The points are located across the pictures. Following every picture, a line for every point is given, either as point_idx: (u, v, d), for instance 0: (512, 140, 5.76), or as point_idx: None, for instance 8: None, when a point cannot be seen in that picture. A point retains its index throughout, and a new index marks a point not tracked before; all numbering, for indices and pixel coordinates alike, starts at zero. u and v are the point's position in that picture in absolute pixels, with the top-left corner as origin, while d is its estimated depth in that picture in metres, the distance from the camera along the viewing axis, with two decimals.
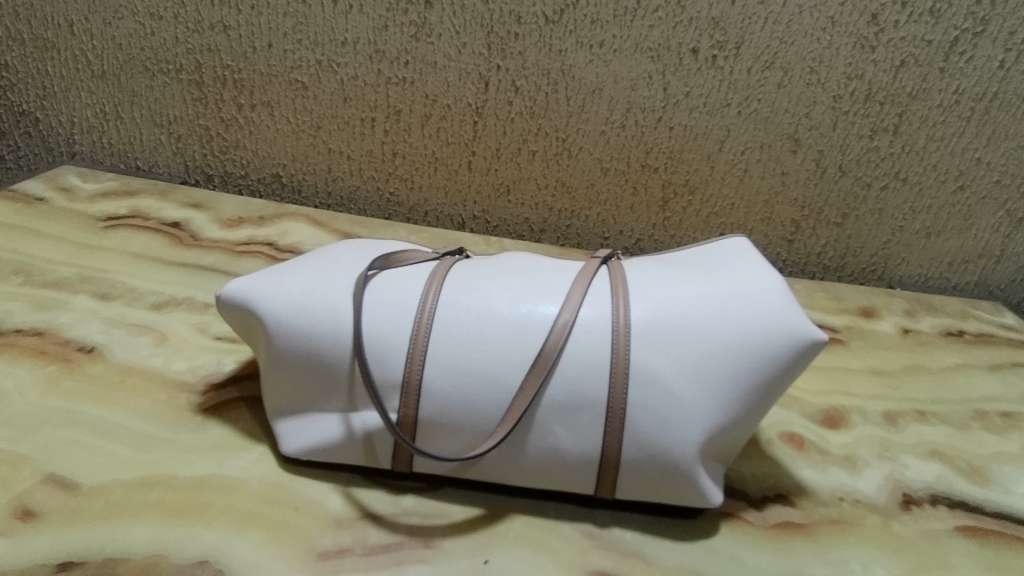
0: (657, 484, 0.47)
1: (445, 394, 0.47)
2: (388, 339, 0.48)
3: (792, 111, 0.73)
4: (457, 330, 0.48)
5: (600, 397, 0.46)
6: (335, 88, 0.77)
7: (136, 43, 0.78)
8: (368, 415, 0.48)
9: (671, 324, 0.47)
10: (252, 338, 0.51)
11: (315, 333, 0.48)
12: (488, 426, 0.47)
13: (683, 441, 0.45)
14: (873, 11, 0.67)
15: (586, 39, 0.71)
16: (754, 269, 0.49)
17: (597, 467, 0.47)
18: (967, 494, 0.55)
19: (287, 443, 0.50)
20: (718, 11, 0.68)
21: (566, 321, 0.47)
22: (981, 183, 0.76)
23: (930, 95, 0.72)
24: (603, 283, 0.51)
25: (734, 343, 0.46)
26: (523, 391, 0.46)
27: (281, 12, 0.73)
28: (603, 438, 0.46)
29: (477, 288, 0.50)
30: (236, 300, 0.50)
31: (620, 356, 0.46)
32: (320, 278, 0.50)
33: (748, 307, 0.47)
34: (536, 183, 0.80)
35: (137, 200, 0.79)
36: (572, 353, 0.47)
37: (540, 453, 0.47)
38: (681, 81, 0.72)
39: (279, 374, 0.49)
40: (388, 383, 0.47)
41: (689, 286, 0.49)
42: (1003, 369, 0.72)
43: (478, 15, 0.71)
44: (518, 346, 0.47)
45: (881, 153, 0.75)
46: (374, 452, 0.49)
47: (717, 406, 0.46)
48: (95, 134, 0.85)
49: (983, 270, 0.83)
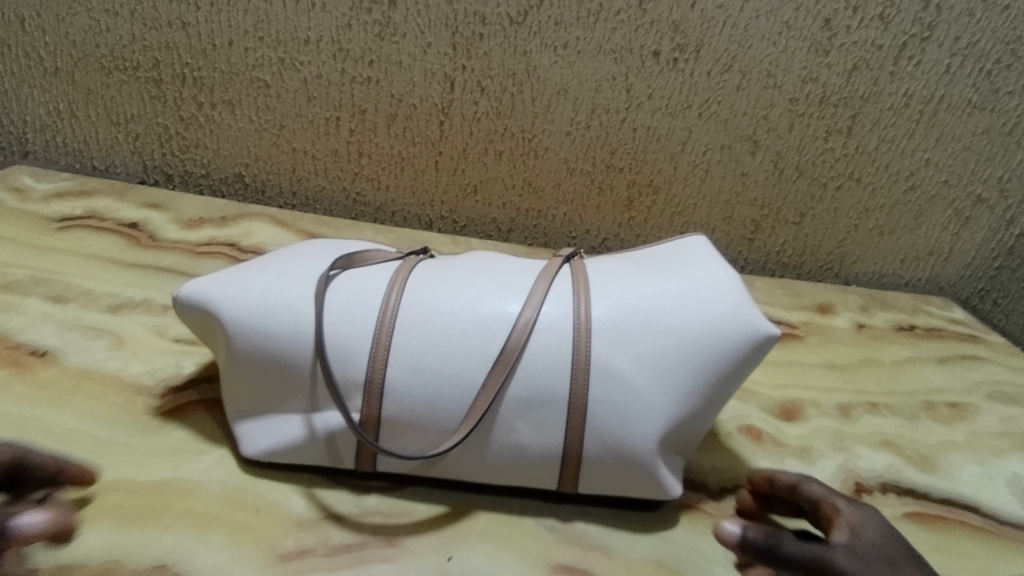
0: (619, 477, 0.48)
1: (409, 392, 0.47)
2: (350, 339, 0.47)
3: (750, 113, 0.75)
4: (420, 329, 0.48)
5: (562, 392, 0.47)
6: (298, 87, 0.76)
7: (91, 40, 0.76)
8: (330, 415, 0.48)
9: (632, 321, 0.48)
10: (211, 339, 0.50)
11: (276, 333, 0.47)
12: (452, 423, 0.47)
13: (643, 435, 0.46)
14: (826, 17, 0.69)
15: (550, 40, 0.71)
16: (710, 267, 0.50)
17: (560, 462, 0.48)
18: (916, 482, 0.57)
19: (248, 444, 0.49)
20: (678, 14, 0.70)
21: (529, 319, 0.47)
22: (930, 183, 0.79)
23: (882, 98, 0.74)
24: (565, 281, 0.51)
25: (692, 338, 0.47)
26: (485, 389, 0.46)
27: (241, 9, 0.72)
28: (565, 433, 0.47)
29: (441, 287, 0.50)
30: (194, 301, 0.49)
31: (582, 353, 0.47)
32: (280, 279, 0.50)
33: (706, 304, 0.48)
34: (502, 183, 0.80)
35: (93, 201, 0.77)
36: (534, 351, 0.47)
37: (504, 450, 0.47)
38: (643, 83, 0.74)
39: (239, 376, 0.48)
40: (350, 382, 0.47)
41: (649, 283, 0.50)
42: (951, 362, 0.75)
43: (443, 15, 0.71)
44: (482, 344, 0.47)
45: (836, 154, 0.77)
46: (337, 452, 0.49)
47: (676, 401, 0.47)
48: (48, 133, 0.83)
49: (933, 267, 0.86)
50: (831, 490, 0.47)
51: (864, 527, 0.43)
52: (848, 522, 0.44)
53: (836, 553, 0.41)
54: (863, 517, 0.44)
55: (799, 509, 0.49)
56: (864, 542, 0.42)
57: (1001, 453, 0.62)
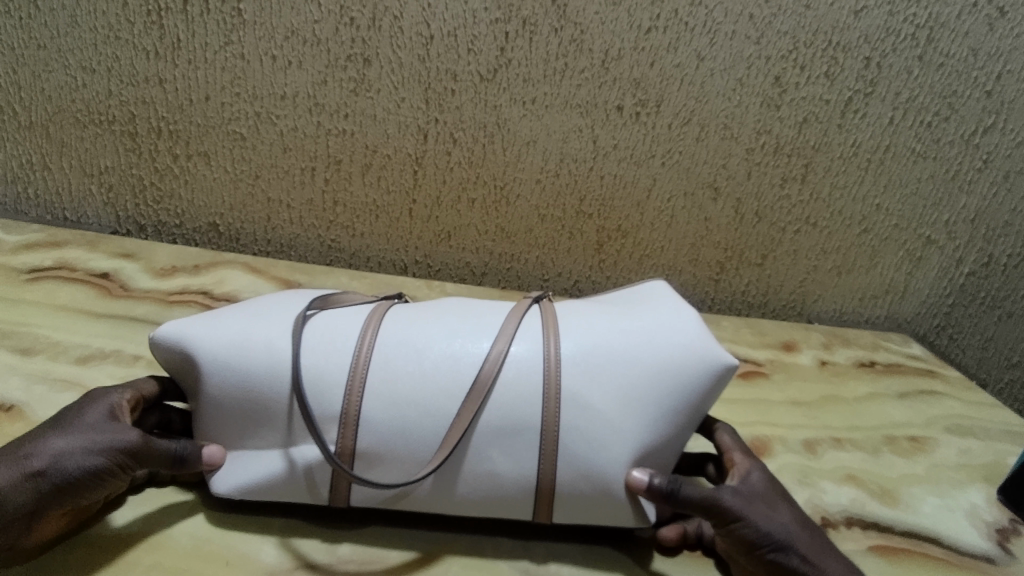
0: (592, 505, 0.48)
1: (384, 424, 0.47)
2: (326, 374, 0.48)
3: (710, 162, 0.79)
4: (394, 364, 0.49)
5: (534, 421, 0.48)
6: (274, 139, 0.78)
7: (67, 96, 0.77)
8: (306, 449, 0.48)
9: (600, 353, 0.50)
10: (182, 380, 0.50)
11: (252, 368, 0.48)
12: (427, 454, 0.47)
13: (614, 460, 0.47)
14: (776, 75, 0.74)
15: (519, 96, 0.75)
16: (670, 305, 0.53)
17: (533, 492, 0.48)
18: (879, 515, 0.59)
19: (221, 481, 0.49)
20: (639, 73, 0.74)
21: (500, 353, 0.49)
22: (882, 226, 0.84)
23: (832, 148, 0.78)
24: (535, 320, 0.53)
25: (658, 369, 0.49)
26: (459, 418, 0.47)
27: (218, 67, 0.74)
28: (539, 461, 0.48)
29: (414, 327, 0.51)
30: (168, 341, 0.49)
31: (552, 384, 0.48)
32: (258, 319, 0.51)
33: (669, 336, 0.50)
34: (475, 229, 0.82)
35: (63, 252, 0.77)
36: (505, 383, 0.48)
37: (478, 478, 0.48)
38: (609, 135, 0.77)
39: (214, 413, 0.49)
40: (327, 415, 0.48)
41: (614, 320, 0.52)
42: (910, 397, 0.78)
43: (416, 72, 0.74)
44: (454, 376, 0.48)
45: (792, 200, 0.81)
46: (315, 486, 0.48)
47: (646, 428, 0.48)
48: (20, 185, 0.83)
49: (891, 305, 0.90)
50: (737, 442, 0.54)
51: (750, 474, 0.50)
52: (739, 471, 0.50)
53: (724, 493, 0.47)
54: (751, 467, 0.51)
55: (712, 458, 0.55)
56: (747, 486, 0.49)
57: (960, 485, 0.65)
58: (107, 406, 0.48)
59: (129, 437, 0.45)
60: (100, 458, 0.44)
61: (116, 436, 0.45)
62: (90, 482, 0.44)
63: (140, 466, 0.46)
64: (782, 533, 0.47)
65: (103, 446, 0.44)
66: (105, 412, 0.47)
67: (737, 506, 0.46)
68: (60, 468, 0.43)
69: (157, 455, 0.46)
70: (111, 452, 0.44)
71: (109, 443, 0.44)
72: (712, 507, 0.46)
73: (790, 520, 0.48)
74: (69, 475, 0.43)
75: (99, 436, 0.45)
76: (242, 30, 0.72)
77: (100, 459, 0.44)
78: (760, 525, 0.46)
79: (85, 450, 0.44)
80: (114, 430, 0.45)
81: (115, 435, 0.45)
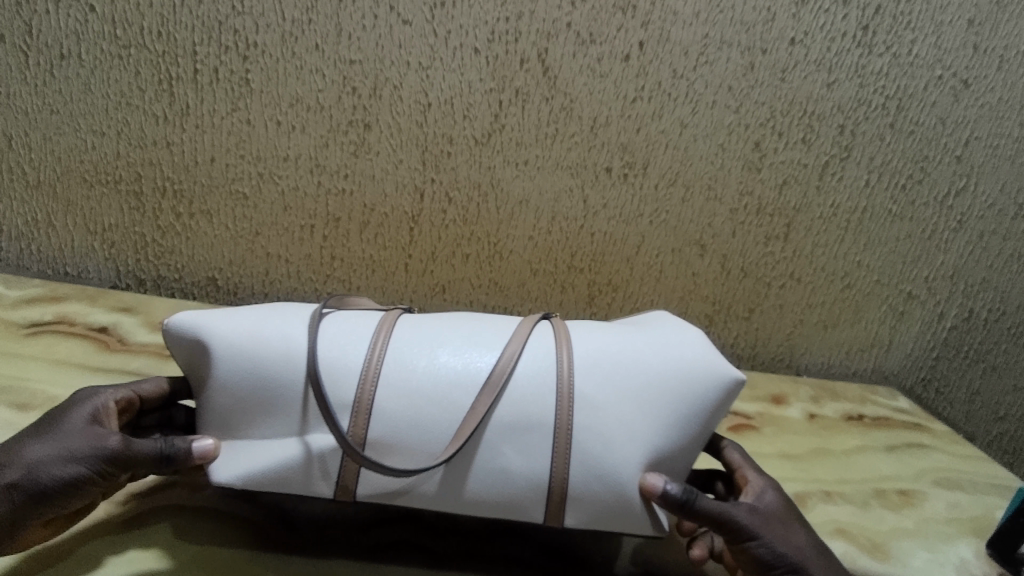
0: (603, 505, 0.50)
1: (395, 414, 0.51)
2: (341, 367, 0.52)
3: (696, 221, 0.82)
4: (406, 360, 0.53)
5: (548, 420, 0.51)
6: (275, 198, 0.80)
7: (76, 157, 0.80)
8: (321, 436, 0.51)
9: (610, 357, 0.54)
10: (193, 372, 0.54)
11: (265, 359, 0.52)
12: (438, 447, 0.50)
13: (626, 459, 0.50)
14: (756, 141, 0.78)
15: (512, 158, 0.78)
16: (681, 325, 0.58)
17: (546, 492, 0.51)
18: (869, 569, 0.59)
19: (224, 468, 0.51)
20: (626, 138, 0.77)
21: (514, 352, 0.53)
22: (864, 282, 0.86)
23: (812, 208, 0.82)
24: (548, 326, 0.57)
25: (669, 374, 0.53)
26: (474, 411, 0.50)
27: (224, 131, 0.77)
28: (551, 460, 0.51)
29: (423, 330, 0.56)
30: (188, 333, 0.53)
31: (565, 383, 0.52)
32: (285, 320, 0.55)
33: (678, 347, 0.55)
34: (469, 283, 0.85)
35: (64, 306, 0.79)
36: (519, 380, 0.52)
37: (492, 478, 0.51)
38: (598, 195, 0.80)
39: (233, 403, 0.52)
40: (341, 403, 0.51)
41: (624, 332, 0.57)
42: (898, 450, 0.79)
43: (414, 136, 0.77)
44: (470, 373, 0.52)
45: (776, 256, 0.84)
46: (325, 476, 0.51)
47: (656, 430, 0.51)
48: (24, 242, 0.85)
49: (877, 358, 0.92)
50: (747, 460, 0.58)
51: (765, 492, 0.54)
52: (754, 489, 0.55)
53: (742, 513, 0.50)
54: (764, 485, 0.55)
55: (725, 476, 0.60)
56: (763, 505, 0.53)
57: (949, 539, 0.66)
58: (88, 411, 0.51)
59: (107, 445, 0.48)
60: (76, 466, 0.48)
61: (90, 444, 0.48)
62: (65, 489, 0.48)
63: (113, 471, 0.49)
64: (797, 553, 0.50)
65: (77, 454, 0.48)
66: (85, 418, 0.50)
67: (751, 524, 0.50)
68: (36, 477, 0.47)
69: (134, 460, 0.49)
70: (83, 461, 0.48)
71: (83, 451, 0.48)
72: (729, 523, 0.49)
73: (806, 542, 0.52)
74: (50, 484, 0.47)
75: (74, 444, 0.48)
76: (249, 97, 0.76)
77: (78, 467, 0.48)
78: (776, 545, 0.50)
79: (59, 458, 0.47)
80: (87, 438, 0.49)
81: (88, 444, 0.48)
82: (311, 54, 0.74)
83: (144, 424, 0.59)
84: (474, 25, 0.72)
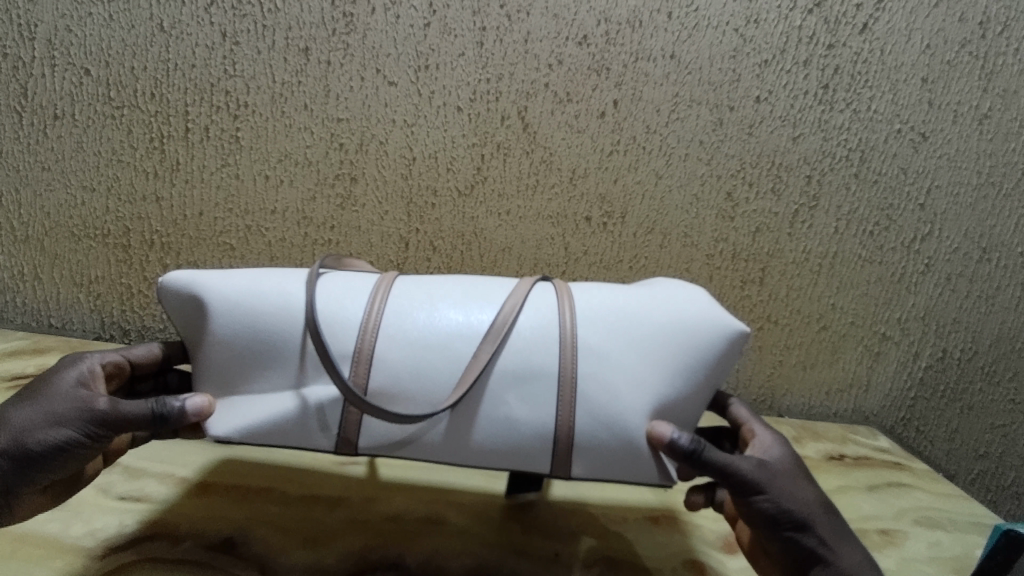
0: (612, 456, 0.52)
1: (397, 364, 0.52)
2: (342, 321, 0.53)
3: (674, 266, 0.84)
4: (405, 314, 0.54)
5: (551, 369, 0.52)
6: (262, 249, 0.81)
7: (65, 212, 0.81)
8: (318, 389, 0.52)
9: (612, 308, 0.55)
10: (190, 329, 0.56)
11: (265, 315, 0.53)
12: (441, 396, 0.52)
13: (630, 407, 0.51)
14: (728, 191, 0.81)
15: (494, 208, 0.81)
16: (683, 286, 0.60)
17: (552, 441, 0.52)
18: None
19: (219, 423, 0.52)
20: (604, 189, 0.80)
21: (516, 303, 0.54)
22: (839, 323, 0.89)
23: (785, 254, 0.85)
24: (549, 283, 0.59)
25: (672, 324, 0.54)
26: (478, 358, 0.52)
27: (214, 185, 0.79)
28: (556, 408, 0.52)
29: (422, 288, 0.57)
30: (188, 292, 0.55)
31: (567, 331, 0.53)
32: (289, 278, 0.56)
33: (679, 300, 0.56)
34: None
35: (47, 358, 0.79)
36: (520, 329, 0.54)
37: (499, 429, 0.52)
38: (579, 243, 0.82)
39: (230, 356, 0.53)
40: (343, 354, 0.52)
41: (623, 289, 0.59)
42: (879, 490, 0.80)
43: (399, 189, 0.80)
44: (471, 326, 0.54)
45: (753, 299, 0.86)
46: (328, 426, 0.52)
47: (658, 376, 0.52)
48: (9, 295, 0.85)
49: (856, 398, 0.94)
50: (754, 418, 0.61)
51: (771, 450, 0.56)
52: (761, 443, 0.57)
53: (750, 467, 0.51)
54: (771, 441, 0.57)
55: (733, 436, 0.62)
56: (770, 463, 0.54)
57: None
58: (77, 378, 0.53)
59: (96, 406, 0.50)
60: (62, 429, 0.49)
61: (75, 408, 0.50)
62: (52, 454, 0.49)
63: (97, 434, 0.50)
64: (804, 510, 0.51)
65: (62, 417, 0.49)
66: (75, 383, 0.53)
67: (759, 478, 0.50)
68: (24, 441, 0.49)
69: (119, 424, 0.50)
70: (67, 424, 0.49)
71: (68, 415, 0.49)
72: (736, 477, 0.50)
73: (811, 502, 0.52)
74: (41, 446, 0.49)
75: (61, 409, 0.50)
76: (238, 154, 0.78)
77: (64, 429, 0.49)
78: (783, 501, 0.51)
79: (45, 421, 0.49)
80: (73, 402, 0.50)
81: (72, 407, 0.50)
82: (300, 113, 0.77)
83: (139, 389, 0.62)
84: (456, 85, 0.76)
